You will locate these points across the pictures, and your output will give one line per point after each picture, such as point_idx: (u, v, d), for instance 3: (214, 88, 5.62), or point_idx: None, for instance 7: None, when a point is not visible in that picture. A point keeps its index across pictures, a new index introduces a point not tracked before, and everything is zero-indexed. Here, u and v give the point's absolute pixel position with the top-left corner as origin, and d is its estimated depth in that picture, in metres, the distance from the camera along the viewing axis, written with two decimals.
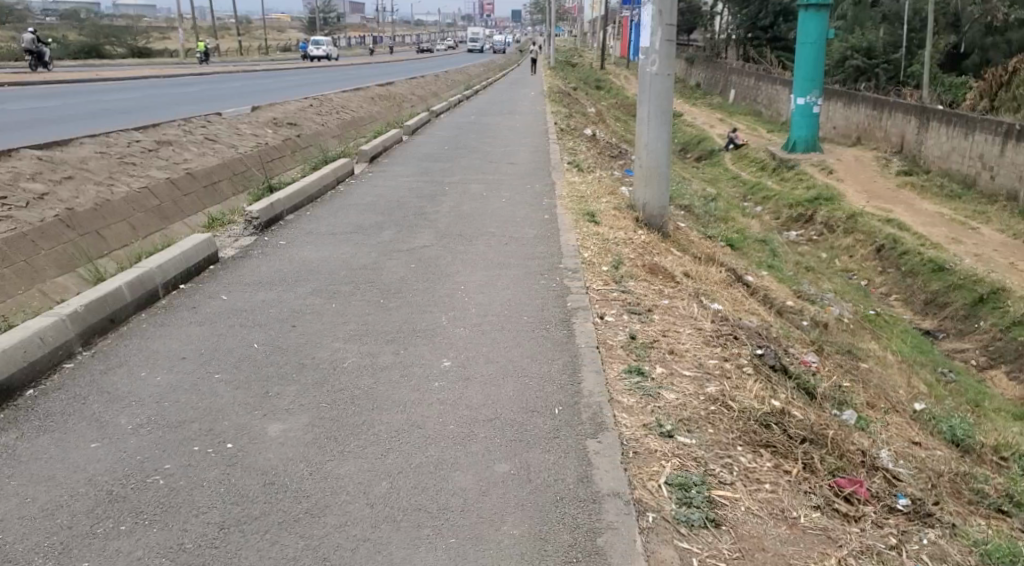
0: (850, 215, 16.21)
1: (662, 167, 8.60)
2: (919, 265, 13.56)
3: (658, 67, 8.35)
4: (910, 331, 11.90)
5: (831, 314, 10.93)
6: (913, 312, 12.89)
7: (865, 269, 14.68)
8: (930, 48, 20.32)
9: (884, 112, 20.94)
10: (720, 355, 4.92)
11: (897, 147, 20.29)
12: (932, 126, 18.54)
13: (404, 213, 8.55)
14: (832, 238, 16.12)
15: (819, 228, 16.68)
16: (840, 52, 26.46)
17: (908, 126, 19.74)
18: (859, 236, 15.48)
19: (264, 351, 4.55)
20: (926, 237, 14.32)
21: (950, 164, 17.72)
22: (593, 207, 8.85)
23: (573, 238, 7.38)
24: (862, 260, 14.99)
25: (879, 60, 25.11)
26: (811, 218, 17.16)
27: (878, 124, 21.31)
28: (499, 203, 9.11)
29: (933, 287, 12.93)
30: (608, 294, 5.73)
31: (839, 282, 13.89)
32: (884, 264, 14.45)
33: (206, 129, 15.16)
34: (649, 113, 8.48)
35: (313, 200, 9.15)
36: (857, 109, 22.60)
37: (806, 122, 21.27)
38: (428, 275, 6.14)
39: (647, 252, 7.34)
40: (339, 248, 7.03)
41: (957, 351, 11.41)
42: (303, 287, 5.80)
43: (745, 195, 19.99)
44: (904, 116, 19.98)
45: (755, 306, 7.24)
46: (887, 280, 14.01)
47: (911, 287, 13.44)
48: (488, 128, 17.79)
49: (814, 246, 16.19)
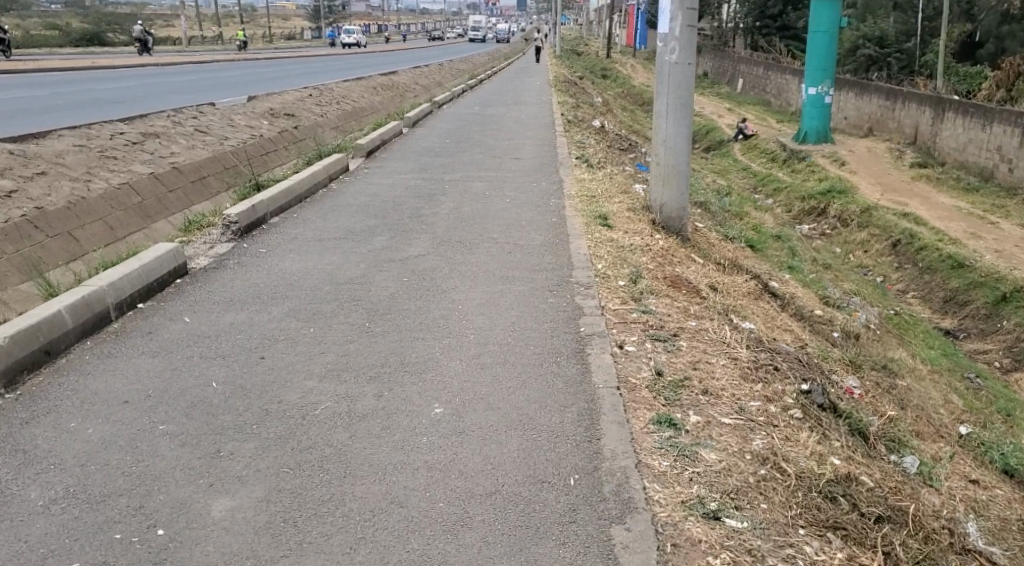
0: (864, 208, 15.43)
1: (681, 165, 7.86)
2: (937, 261, 12.80)
3: (678, 56, 7.60)
4: (931, 333, 11.18)
5: (853, 318, 10.18)
6: (931, 311, 12.16)
7: (881, 265, 13.93)
8: (944, 37, 19.50)
9: (898, 103, 20.13)
10: (762, 395, 4.19)
11: (910, 138, 19.46)
12: (948, 116, 17.75)
13: (399, 215, 7.82)
14: (846, 232, 15.36)
15: (832, 221, 15.92)
16: (851, 40, 25.58)
17: (922, 116, 18.94)
18: (874, 230, 14.71)
19: (222, 392, 3.83)
20: (944, 232, 13.59)
21: (967, 156, 16.91)
22: (604, 209, 8.11)
23: (584, 244, 6.65)
24: (877, 256, 14.23)
25: (892, 49, 24.27)
26: (824, 211, 16.40)
27: (891, 114, 20.46)
28: (502, 203, 8.36)
29: (952, 284, 12.18)
30: (627, 315, 5.00)
31: (855, 279, 13.15)
32: (900, 260, 13.70)
33: (197, 120, 14.45)
34: (668, 106, 7.74)
35: (302, 201, 8.41)
36: (869, 99, 21.76)
37: (817, 112, 20.45)
38: (419, 291, 5.41)
39: (669, 261, 6.61)
40: (324, 256, 6.31)
41: (979, 352, 10.68)
42: (278, 307, 5.07)
43: (755, 187, 19.21)
44: (918, 106, 19.15)
45: (787, 323, 6.51)
46: (904, 277, 13.26)
47: (929, 284, 12.68)
48: (491, 120, 17.03)
49: (827, 241, 15.43)
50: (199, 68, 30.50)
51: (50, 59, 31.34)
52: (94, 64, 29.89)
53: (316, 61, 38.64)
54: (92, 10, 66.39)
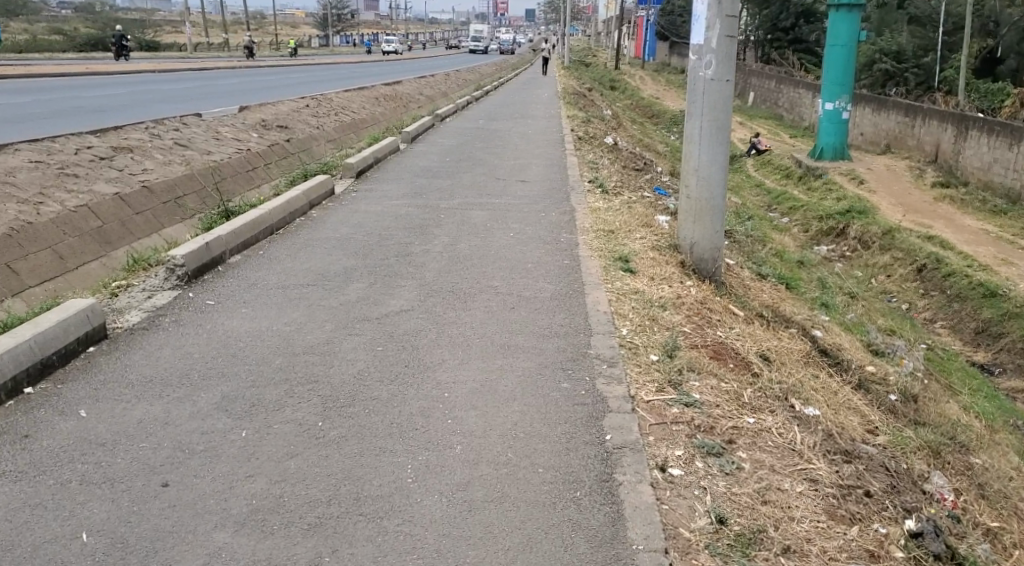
0: (886, 229, 14.16)
1: (716, 199, 6.68)
2: (967, 289, 11.60)
3: (715, 72, 6.47)
4: (967, 371, 9.94)
5: (895, 365, 8.88)
6: (962, 342, 10.92)
7: (906, 291, 12.65)
8: (965, 51, 18.29)
9: (917, 119, 18.91)
10: (861, 548, 3.04)
11: (931, 156, 18.20)
12: (971, 134, 16.54)
13: (382, 253, 6.63)
14: (867, 255, 14.08)
15: (853, 243, 14.67)
16: (867, 55, 24.33)
17: (943, 134, 17.73)
18: (898, 254, 13.45)
19: (90, 552, 2.70)
20: (973, 258, 12.43)
21: (993, 176, 15.68)
22: (625, 249, 6.93)
23: (603, 299, 5.46)
24: (901, 280, 12.96)
25: (909, 64, 23.08)
26: (843, 231, 15.13)
27: (911, 132, 19.20)
28: (503, 240, 7.17)
29: (984, 315, 10.97)
30: (666, 411, 3.81)
31: (879, 307, 11.89)
32: (926, 286, 12.46)
33: (179, 132, 13.34)
34: (702, 129, 6.58)
35: (273, 233, 7.22)
36: (887, 115, 20.52)
37: (834, 128, 19.22)
38: (393, 367, 4.22)
39: (710, 322, 5.45)
40: (281, 311, 5.12)
41: (1020, 392, 9.45)
42: (207, 392, 3.89)
43: (770, 204, 17.97)
44: (940, 123, 17.90)
45: (852, 400, 5.31)
46: (931, 304, 12.03)
47: (959, 313, 11.46)
48: (495, 135, 15.88)
49: (848, 265, 14.17)
50: (199, 76, 29.46)
51: (47, 65, 30.12)
52: (87, 69, 28.90)
53: (321, 69, 37.65)
54: (103, 16, 65.91)
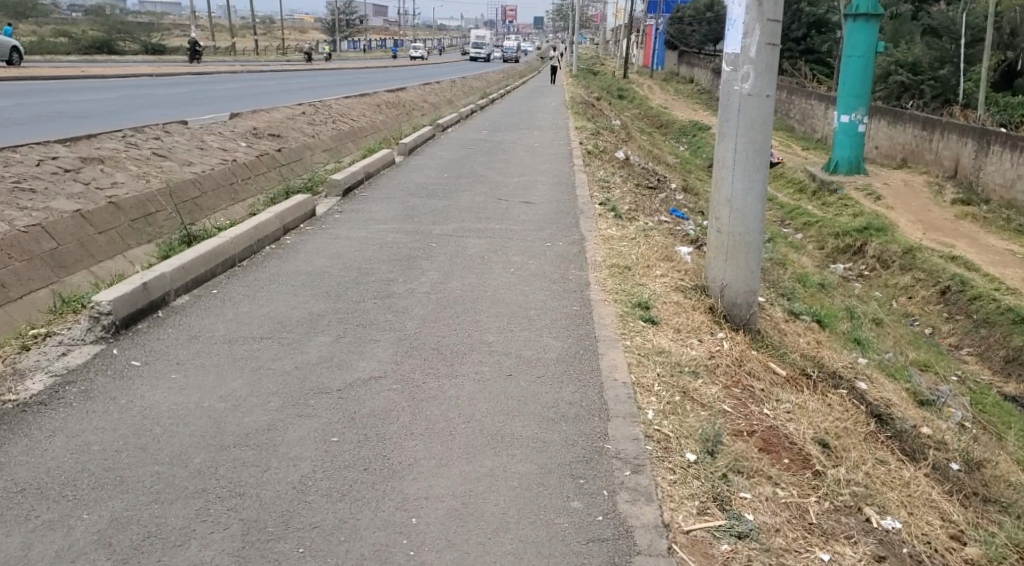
0: (906, 248, 13.09)
1: (752, 234, 5.67)
2: (995, 314, 10.57)
3: (752, 86, 5.47)
4: (1004, 408, 8.89)
5: (940, 415, 7.80)
6: (991, 372, 9.88)
7: (929, 314, 11.60)
8: (986, 62, 17.13)
9: (935, 132, 17.83)
10: None
11: (950, 171, 17.12)
12: (993, 150, 15.47)
13: (357, 294, 5.62)
14: (887, 275, 13.01)
15: (871, 262, 13.60)
16: (883, 66, 23.24)
17: (963, 148, 16.64)
18: (919, 274, 12.37)
19: None
20: (1001, 280, 11.38)
21: (1016, 194, 14.60)
22: (645, 290, 5.90)
23: (622, 364, 4.43)
24: (923, 303, 11.91)
25: (925, 76, 21.83)
26: (861, 249, 14.06)
27: (928, 145, 18.12)
28: (501, 277, 6.14)
29: (1016, 342, 9.92)
30: (711, 552, 2.82)
31: (904, 334, 10.82)
32: (950, 310, 11.41)
33: (159, 141, 12.40)
34: (738, 153, 5.57)
35: (234, 267, 6.21)
36: (903, 128, 19.45)
37: (848, 142, 18.12)
38: (350, 471, 3.22)
39: (755, 393, 4.43)
40: (219, 379, 4.10)
41: None
42: (93, 511, 2.90)
43: (782, 217, 16.90)
44: (959, 137, 16.79)
45: (930, 492, 4.28)
46: (956, 330, 10.99)
47: (986, 341, 10.43)
48: (497, 147, 14.91)
49: (866, 285, 13.11)
50: (197, 80, 28.67)
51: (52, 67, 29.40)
52: (84, 71, 28.14)
53: (325, 74, 36.90)
54: (113, 18, 65.50)
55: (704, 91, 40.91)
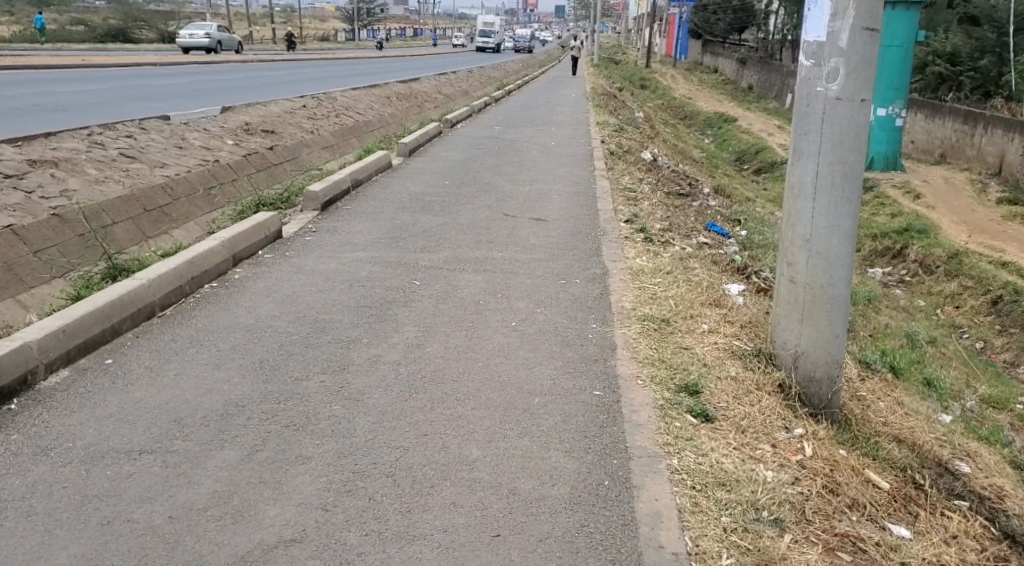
0: (952, 252, 11.41)
1: (838, 287, 4.13)
2: None
3: (843, 84, 3.91)
4: None
5: None
6: None
7: (979, 326, 9.93)
8: None
9: (978, 126, 16.04)
10: None
11: (994, 167, 15.33)
12: None
13: (298, 366, 4.15)
14: (930, 281, 11.32)
15: (912, 266, 11.91)
16: (919, 56, 21.16)
17: (1008, 142, 14.84)
18: (967, 281, 10.70)
19: None
20: None
21: None
22: (691, 359, 4.38)
23: (675, 508, 2.93)
24: (972, 314, 10.24)
25: (964, 67, 19.66)
26: (901, 252, 12.35)
27: (970, 140, 16.34)
28: (498, 338, 4.64)
29: None
30: None
31: (955, 351, 9.15)
32: (1005, 323, 9.72)
33: (133, 140, 11.00)
34: (821, 178, 4.04)
35: (150, 321, 4.74)
36: (943, 121, 17.66)
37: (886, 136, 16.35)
38: None
39: (871, 560, 2.94)
40: (46, 547, 2.64)
41: None
42: None
43: None
44: (1005, 131, 14.97)
45: None
46: (1012, 344, 9.29)
47: None
48: (511, 148, 13.43)
49: (907, 292, 11.40)
50: (202, 70, 27.19)
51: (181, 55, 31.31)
52: (83, 60, 26.75)
53: (339, 65, 35.24)
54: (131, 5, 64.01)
55: (729, 81, 39.14)
